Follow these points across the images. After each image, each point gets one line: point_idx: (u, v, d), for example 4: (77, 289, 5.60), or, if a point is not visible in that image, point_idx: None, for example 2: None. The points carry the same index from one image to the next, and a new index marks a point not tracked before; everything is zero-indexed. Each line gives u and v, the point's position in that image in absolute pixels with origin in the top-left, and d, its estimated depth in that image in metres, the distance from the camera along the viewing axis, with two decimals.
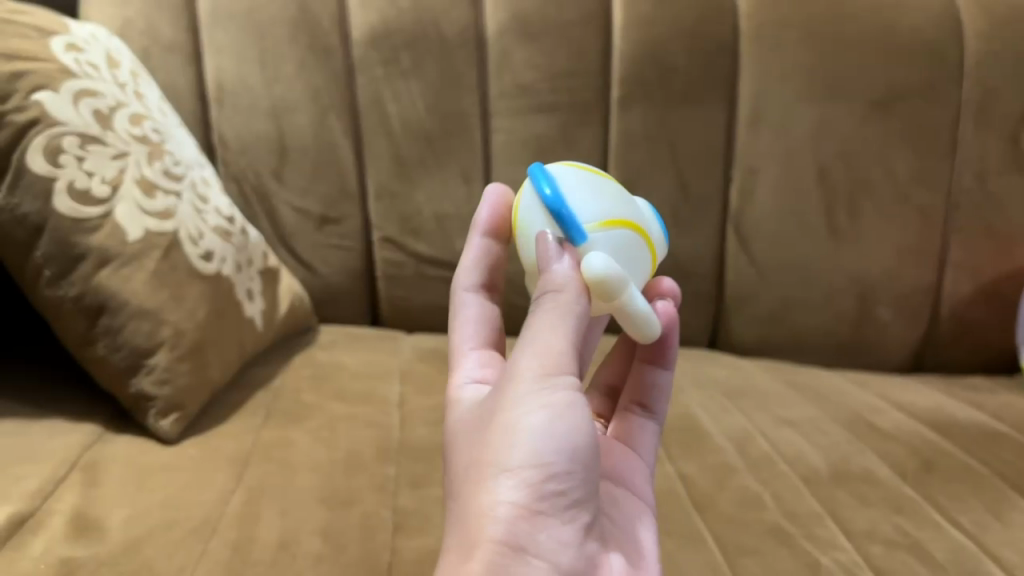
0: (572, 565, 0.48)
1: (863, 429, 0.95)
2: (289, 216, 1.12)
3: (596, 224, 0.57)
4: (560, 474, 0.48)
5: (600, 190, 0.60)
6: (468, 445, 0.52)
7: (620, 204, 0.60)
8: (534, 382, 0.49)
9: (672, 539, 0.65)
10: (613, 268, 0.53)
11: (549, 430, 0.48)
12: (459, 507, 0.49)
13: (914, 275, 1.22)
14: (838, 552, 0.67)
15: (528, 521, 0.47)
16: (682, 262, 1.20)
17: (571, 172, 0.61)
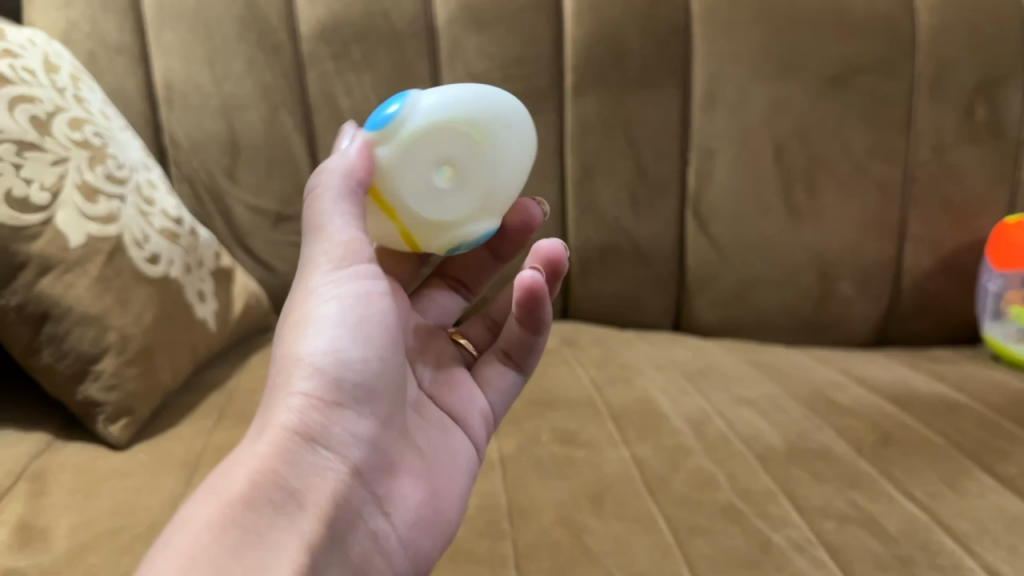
0: (365, 454, 0.52)
1: (822, 405, 0.96)
2: (244, 215, 1.11)
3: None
4: (356, 367, 0.53)
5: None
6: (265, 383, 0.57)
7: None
8: (327, 278, 0.55)
9: (624, 522, 0.65)
10: None
11: (340, 320, 0.54)
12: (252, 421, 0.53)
13: (873, 249, 1.23)
14: (791, 529, 0.68)
15: (321, 407, 0.51)
16: (643, 246, 1.20)
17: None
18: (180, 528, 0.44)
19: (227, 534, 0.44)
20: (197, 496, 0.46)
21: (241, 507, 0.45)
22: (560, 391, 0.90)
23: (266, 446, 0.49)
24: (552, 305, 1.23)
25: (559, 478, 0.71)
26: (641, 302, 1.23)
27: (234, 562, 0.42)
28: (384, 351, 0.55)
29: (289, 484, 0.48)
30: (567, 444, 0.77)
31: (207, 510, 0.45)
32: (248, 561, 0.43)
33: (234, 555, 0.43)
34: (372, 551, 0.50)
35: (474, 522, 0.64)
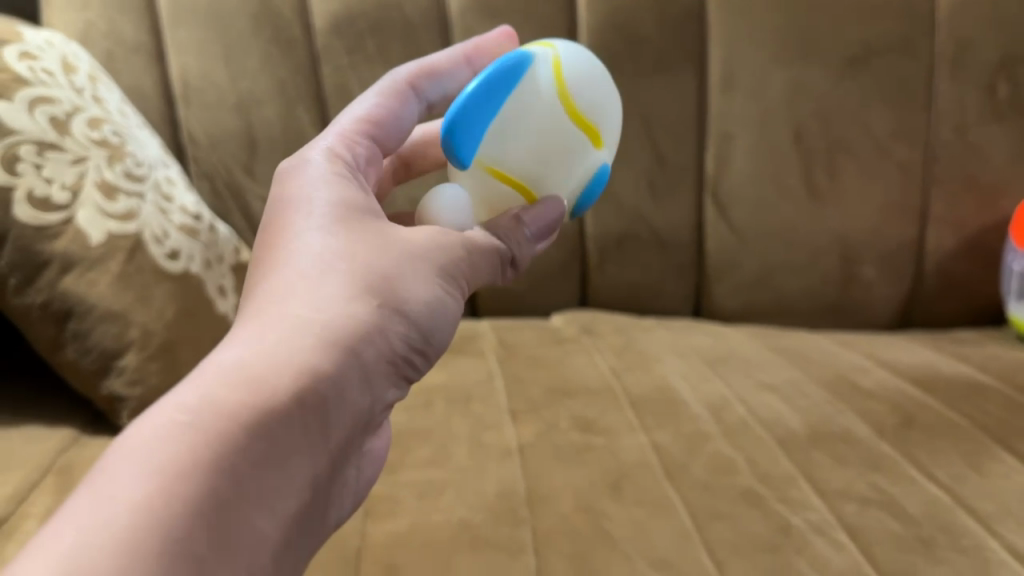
0: (371, 418, 0.49)
1: (844, 389, 0.95)
2: (263, 210, 1.12)
3: (483, 165, 0.59)
4: (417, 343, 0.50)
5: (530, 148, 0.58)
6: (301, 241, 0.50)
7: (537, 160, 0.59)
8: (438, 265, 0.52)
9: (643, 508, 0.66)
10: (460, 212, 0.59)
11: (433, 303, 0.51)
12: (290, 296, 0.47)
13: (896, 231, 1.22)
14: (811, 513, 0.68)
15: (380, 361, 0.48)
16: (661, 233, 1.20)
17: (542, 90, 0.58)
18: (207, 422, 0.39)
19: (250, 457, 0.39)
20: (227, 386, 0.41)
21: (274, 433, 0.40)
22: (579, 378, 0.91)
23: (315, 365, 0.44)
24: (571, 293, 1.23)
25: (578, 465, 0.71)
26: (660, 289, 1.22)
27: (245, 498, 0.38)
28: (439, 309, 0.51)
29: (318, 419, 0.43)
30: (586, 432, 0.77)
31: (240, 416, 0.40)
32: (255, 500, 0.38)
33: (246, 490, 0.38)
34: (334, 506, 0.47)
35: (494, 508, 0.64)
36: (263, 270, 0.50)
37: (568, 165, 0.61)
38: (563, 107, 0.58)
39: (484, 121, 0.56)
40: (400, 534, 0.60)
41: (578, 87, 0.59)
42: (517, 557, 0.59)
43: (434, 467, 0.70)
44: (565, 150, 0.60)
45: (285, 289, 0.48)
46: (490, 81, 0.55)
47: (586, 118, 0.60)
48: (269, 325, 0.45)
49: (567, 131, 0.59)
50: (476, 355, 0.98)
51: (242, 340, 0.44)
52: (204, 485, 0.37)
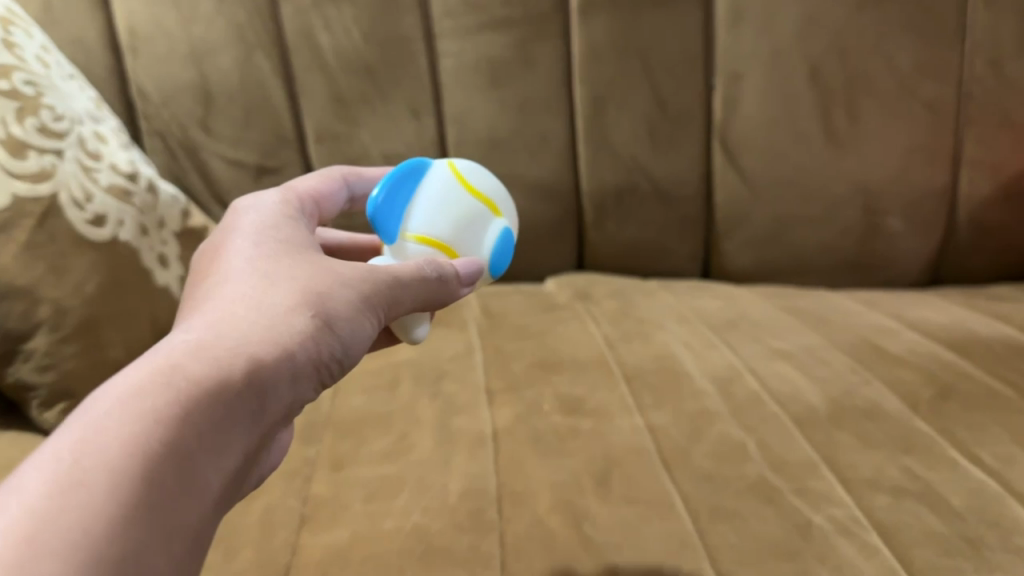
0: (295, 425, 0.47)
1: (871, 355, 0.84)
2: (222, 168, 1.00)
3: (408, 234, 0.59)
4: (350, 361, 0.49)
5: (446, 215, 0.59)
6: (257, 242, 0.52)
7: (454, 228, 0.59)
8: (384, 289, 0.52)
9: (633, 507, 0.55)
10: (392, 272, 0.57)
11: (370, 328, 0.50)
12: (253, 277, 0.48)
13: (923, 178, 1.10)
14: (833, 508, 0.57)
15: (322, 368, 0.47)
16: (663, 185, 1.07)
17: (440, 178, 0.61)
18: (180, 370, 0.39)
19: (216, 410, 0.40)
20: (190, 356, 0.41)
21: (240, 391, 0.41)
22: (569, 350, 0.80)
23: (284, 335, 0.45)
24: (567, 255, 1.10)
25: (561, 456, 0.61)
26: (662, 247, 1.10)
27: (205, 446, 0.38)
28: (370, 336, 0.51)
29: (260, 415, 0.43)
30: (573, 414, 0.67)
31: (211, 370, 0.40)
32: (213, 453, 0.39)
33: (211, 438, 0.39)
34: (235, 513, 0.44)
35: (455, 513, 0.54)
36: (220, 260, 0.51)
37: (484, 242, 0.61)
38: (471, 189, 0.61)
39: (400, 198, 0.59)
40: (339, 545, 0.51)
41: (470, 175, 0.62)
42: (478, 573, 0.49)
43: (389, 462, 0.60)
44: (472, 219, 0.61)
45: (245, 272, 0.49)
46: (401, 168, 0.60)
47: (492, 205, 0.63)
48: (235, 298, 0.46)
49: (468, 204, 0.61)
50: (457, 326, 0.87)
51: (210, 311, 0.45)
52: (175, 426, 0.37)
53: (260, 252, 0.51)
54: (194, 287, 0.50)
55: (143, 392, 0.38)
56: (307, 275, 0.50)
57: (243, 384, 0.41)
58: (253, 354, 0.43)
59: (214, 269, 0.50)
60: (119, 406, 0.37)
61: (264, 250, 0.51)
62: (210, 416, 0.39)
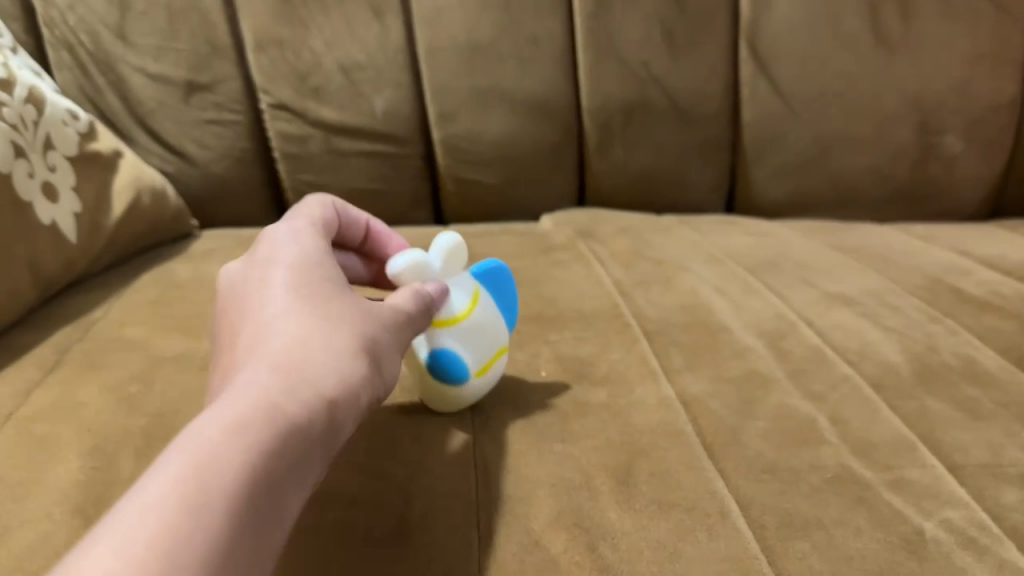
0: None
1: (945, 298, 0.68)
2: (143, 85, 0.80)
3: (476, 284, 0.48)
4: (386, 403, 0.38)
5: (493, 319, 0.48)
6: (296, 238, 0.42)
7: (485, 325, 0.47)
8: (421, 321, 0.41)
9: (670, 518, 0.39)
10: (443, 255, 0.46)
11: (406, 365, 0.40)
12: (315, 281, 0.38)
13: (987, 88, 0.92)
14: (948, 508, 0.41)
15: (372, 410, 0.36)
16: (680, 100, 0.89)
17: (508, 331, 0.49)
18: (273, 391, 0.30)
19: (310, 446, 0.30)
20: (275, 395, 0.30)
21: (334, 418, 0.32)
22: (571, 301, 0.63)
23: (362, 366, 0.34)
24: (569, 188, 0.91)
25: (565, 444, 0.44)
26: (679, 177, 0.92)
27: (299, 487, 0.29)
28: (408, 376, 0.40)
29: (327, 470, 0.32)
30: (579, 383, 0.50)
31: (307, 394, 0.31)
32: (305, 497, 0.30)
33: (306, 477, 0.29)
34: None
35: (418, 537, 0.37)
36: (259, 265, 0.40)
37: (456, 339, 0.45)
38: (489, 362, 0.47)
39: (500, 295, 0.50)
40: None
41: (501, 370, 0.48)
42: None
43: None
44: (481, 336, 0.46)
45: (301, 271, 0.39)
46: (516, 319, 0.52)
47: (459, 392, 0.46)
48: (298, 295, 0.37)
49: (492, 343, 0.47)
50: None
51: (272, 314, 0.35)
52: (278, 459, 0.28)
53: (307, 250, 0.41)
54: (224, 295, 0.40)
55: (240, 415, 0.28)
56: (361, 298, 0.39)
57: (336, 411, 0.32)
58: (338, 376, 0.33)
59: (251, 267, 0.40)
60: (221, 430, 0.27)
61: (311, 249, 0.41)
62: (305, 453, 0.29)
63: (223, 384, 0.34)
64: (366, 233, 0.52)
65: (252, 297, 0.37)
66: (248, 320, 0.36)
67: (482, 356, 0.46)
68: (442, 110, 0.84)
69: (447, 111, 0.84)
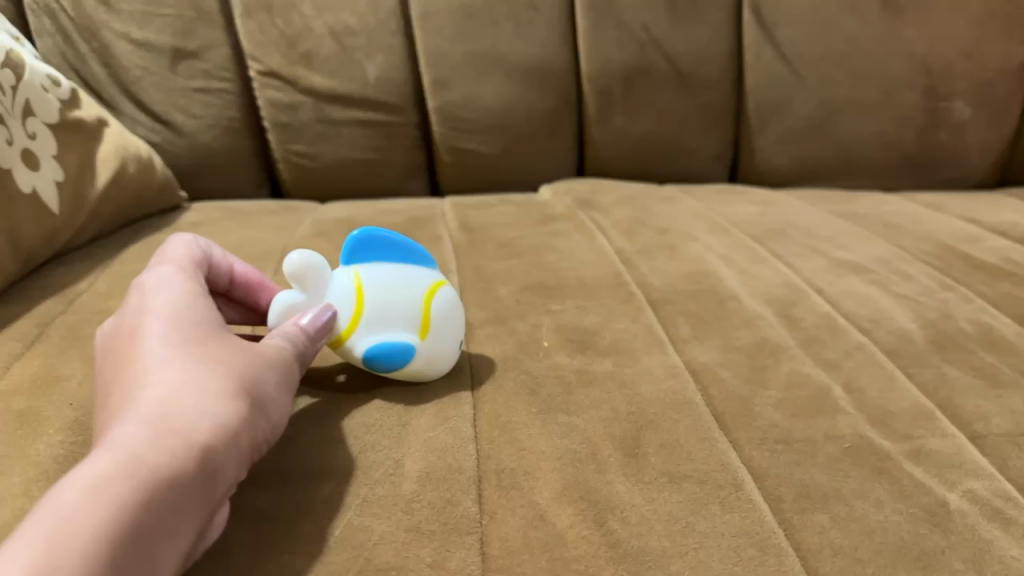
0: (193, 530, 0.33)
1: (957, 264, 0.66)
2: (127, 52, 0.77)
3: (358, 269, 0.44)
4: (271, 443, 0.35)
5: (389, 291, 0.43)
6: (172, 278, 0.39)
7: (380, 311, 0.42)
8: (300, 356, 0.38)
9: (681, 490, 0.37)
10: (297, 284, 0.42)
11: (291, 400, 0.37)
12: (189, 321, 0.35)
13: (996, 51, 0.90)
14: (972, 479, 0.39)
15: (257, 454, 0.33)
16: (682, 65, 0.86)
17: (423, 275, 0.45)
18: (141, 443, 0.27)
19: (186, 499, 0.27)
20: (144, 446, 0.27)
21: (212, 465, 0.29)
22: (572, 270, 0.61)
23: (244, 406, 0.32)
24: (568, 158, 0.89)
25: (569, 415, 0.42)
26: (681, 146, 0.90)
27: (174, 540, 0.26)
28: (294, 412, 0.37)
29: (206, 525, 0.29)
30: (583, 353, 0.48)
31: (182, 438, 0.28)
32: (182, 550, 0.27)
33: (181, 533, 0.27)
34: None
35: (416, 513, 0.35)
36: (129, 310, 0.37)
37: (380, 333, 0.42)
38: (425, 319, 0.43)
39: (384, 257, 0.44)
40: (205, 558, 0.32)
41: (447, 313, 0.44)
42: None
43: (318, 431, 0.40)
44: (396, 313, 0.43)
45: (174, 310, 0.36)
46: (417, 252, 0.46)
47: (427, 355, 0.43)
48: (172, 334, 0.34)
49: (410, 307, 0.43)
50: (427, 243, 0.67)
51: (141, 359, 0.33)
52: (146, 518, 0.25)
53: (184, 288, 0.38)
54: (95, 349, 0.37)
55: (99, 473, 0.26)
56: (239, 340, 0.36)
57: (215, 456, 0.29)
58: (218, 416, 0.30)
59: (121, 313, 0.37)
60: (78, 493, 0.25)
61: (185, 289, 0.38)
62: (178, 507, 0.27)
63: (92, 442, 0.31)
64: (231, 279, 0.46)
65: (122, 343, 0.35)
66: (115, 371, 0.33)
67: (408, 329, 0.43)
68: (437, 77, 0.82)
69: (443, 77, 0.82)
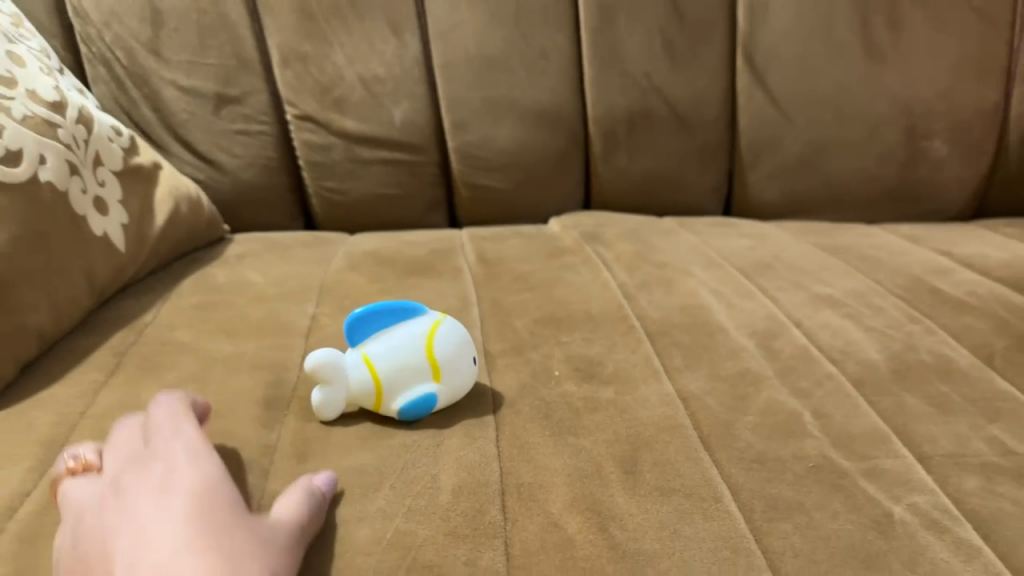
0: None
1: (925, 298, 0.73)
2: (176, 99, 0.85)
3: (363, 349, 0.51)
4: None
5: (395, 358, 0.50)
6: (180, 443, 0.42)
7: (395, 376, 0.50)
8: (308, 519, 0.41)
9: (670, 502, 0.44)
10: (325, 381, 0.49)
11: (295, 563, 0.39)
12: (199, 487, 0.39)
13: (973, 95, 0.98)
14: (916, 494, 0.46)
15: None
16: (681, 108, 0.94)
17: (417, 327, 0.52)
18: None
19: None
20: None
21: None
22: (580, 303, 0.68)
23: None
24: (575, 192, 0.97)
25: (576, 437, 0.50)
26: (679, 181, 0.97)
27: None
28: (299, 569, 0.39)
29: None
30: (589, 381, 0.56)
31: None
32: None
33: None
34: None
35: (452, 520, 0.42)
36: (142, 474, 0.40)
37: (405, 393, 0.50)
38: (434, 365, 0.50)
39: (377, 328, 0.51)
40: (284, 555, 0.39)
41: (450, 349, 0.51)
42: None
43: (366, 451, 0.48)
44: (408, 373, 0.50)
45: (183, 478, 0.39)
46: (400, 304, 0.52)
47: (447, 390, 0.51)
48: (188, 501, 0.37)
49: (417, 361, 0.50)
50: (449, 275, 0.75)
51: (154, 529, 0.36)
52: None
53: (192, 456, 0.41)
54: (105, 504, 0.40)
55: None
56: (245, 510, 0.39)
57: None
58: None
59: (137, 474, 0.40)
60: None
61: (194, 455, 0.41)
62: None
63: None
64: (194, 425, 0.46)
65: (135, 505, 0.38)
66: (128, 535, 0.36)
67: (424, 378, 0.50)
68: (456, 119, 0.90)
69: (461, 120, 0.90)
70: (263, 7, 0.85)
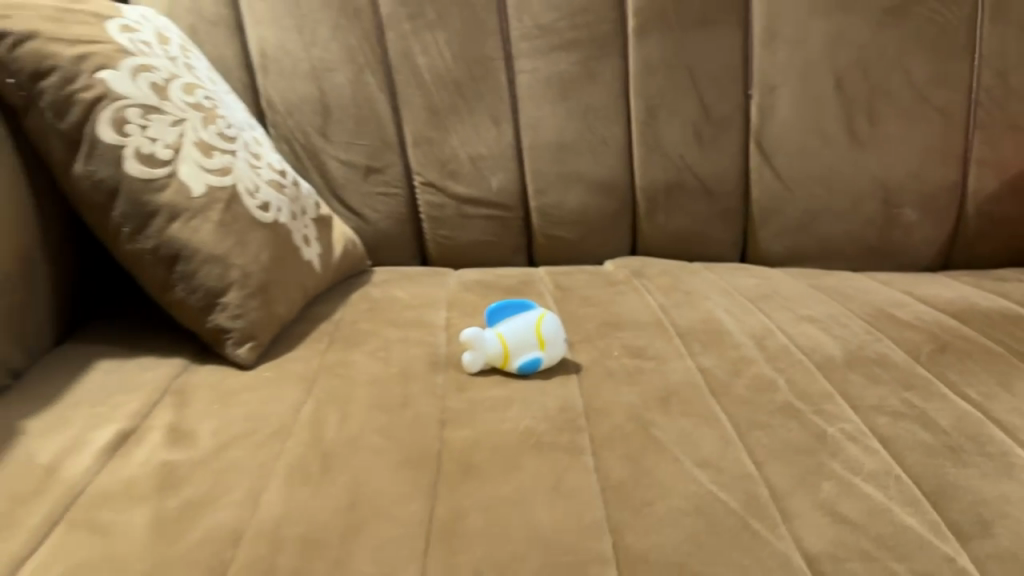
0: None
1: (882, 320, 1.01)
2: (337, 168, 1.16)
3: (497, 329, 0.80)
4: None
5: (516, 333, 0.79)
6: None
7: (516, 344, 0.79)
8: None
9: (688, 419, 0.73)
10: (473, 345, 0.79)
11: None
12: None
13: (937, 175, 1.26)
14: (845, 423, 0.74)
15: None
16: (707, 181, 1.24)
17: (528, 316, 0.81)
18: None
19: None
20: None
21: None
22: (630, 315, 0.97)
23: None
24: (625, 242, 1.26)
25: (630, 386, 0.78)
26: (705, 236, 1.26)
27: None
28: None
29: None
30: (638, 357, 0.85)
31: None
32: None
33: None
34: None
35: (556, 423, 0.71)
36: None
37: (523, 354, 0.79)
38: (541, 338, 0.79)
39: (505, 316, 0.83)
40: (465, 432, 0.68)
41: (550, 329, 0.80)
42: (577, 457, 0.66)
43: (499, 389, 0.77)
44: (524, 343, 0.79)
45: None
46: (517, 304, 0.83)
47: (548, 354, 0.79)
48: None
49: (530, 335, 0.79)
50: (535, 296, 1.05)
51: None
52: None
53: None
54: None
55: None
56: None
57: None
58: None
59: None
60: None
61: None
62: None
63: None
64: None
65: None
66: None
67: (534, 346, 0.79)
68: (538, 186, 1.20)
69: (542, 187, 1.20)
70: (402, 104, 1.17)
